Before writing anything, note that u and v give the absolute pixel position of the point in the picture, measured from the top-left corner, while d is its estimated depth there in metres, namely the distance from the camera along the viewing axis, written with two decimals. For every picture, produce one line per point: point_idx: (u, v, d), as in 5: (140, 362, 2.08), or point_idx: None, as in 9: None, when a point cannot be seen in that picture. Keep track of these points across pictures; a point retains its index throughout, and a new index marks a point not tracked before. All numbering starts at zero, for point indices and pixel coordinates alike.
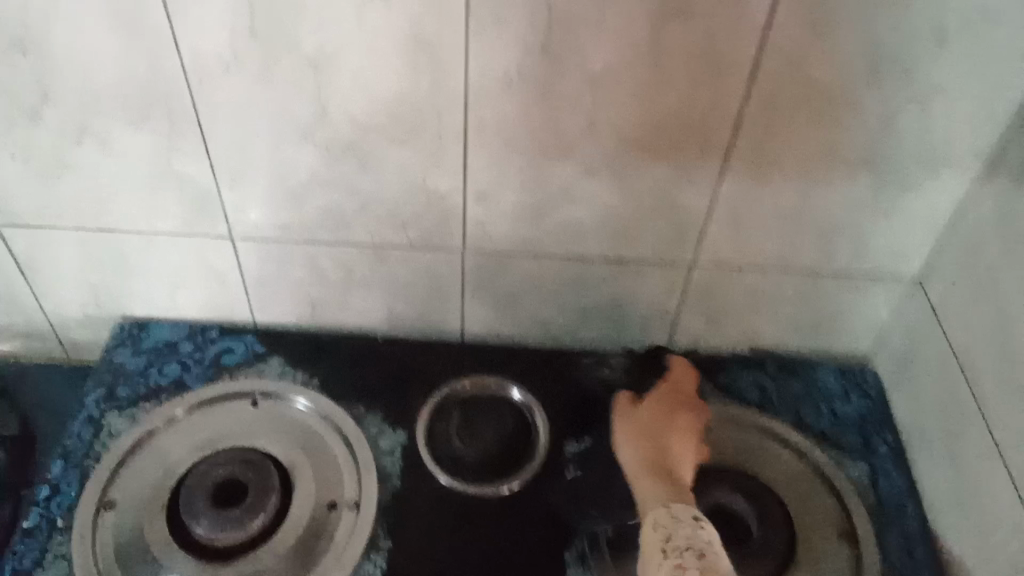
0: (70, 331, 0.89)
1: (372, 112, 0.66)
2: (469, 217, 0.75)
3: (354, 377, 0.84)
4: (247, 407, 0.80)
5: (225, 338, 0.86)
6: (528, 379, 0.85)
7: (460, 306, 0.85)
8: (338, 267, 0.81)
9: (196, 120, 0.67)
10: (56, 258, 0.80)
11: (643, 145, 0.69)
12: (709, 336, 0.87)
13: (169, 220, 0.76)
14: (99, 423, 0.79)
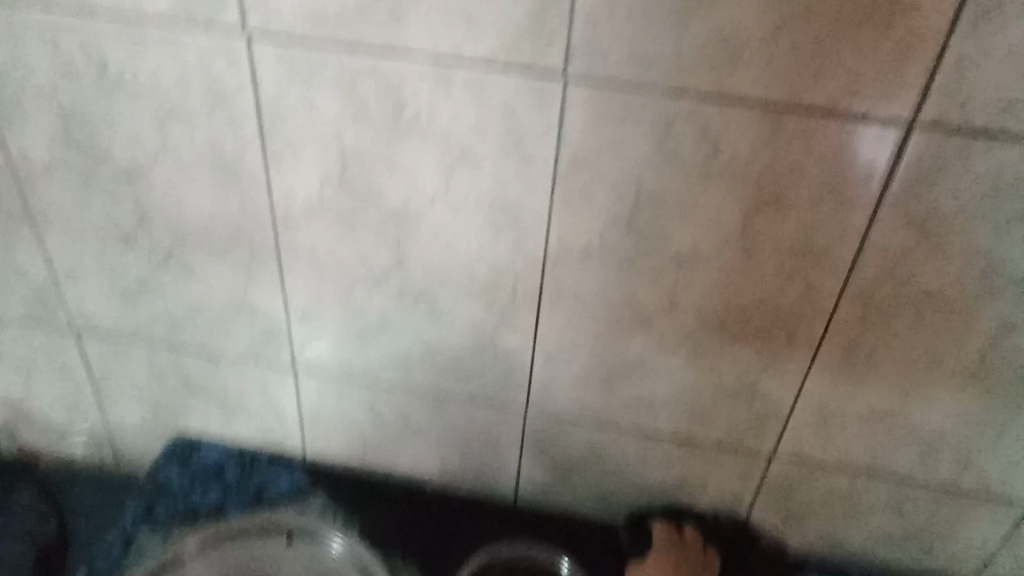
0: (126, 440, 0.89)
1: (448, 267, 0.65)
2: (535, 377, 0.72)
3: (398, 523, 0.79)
4: (280, 543, 0.76)
5: (272, 467, 0.83)
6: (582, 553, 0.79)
7: (517, 466, 0.80)
8: (397, 411, 0.78)
9: (277, 256, 0.67)
10: (128, 371, 0.81)
11: (726, 327, 0.65)
12: (785, 527, 0.80)
13: (237, 345, 0.76)
14: (134, 545, 0.76)
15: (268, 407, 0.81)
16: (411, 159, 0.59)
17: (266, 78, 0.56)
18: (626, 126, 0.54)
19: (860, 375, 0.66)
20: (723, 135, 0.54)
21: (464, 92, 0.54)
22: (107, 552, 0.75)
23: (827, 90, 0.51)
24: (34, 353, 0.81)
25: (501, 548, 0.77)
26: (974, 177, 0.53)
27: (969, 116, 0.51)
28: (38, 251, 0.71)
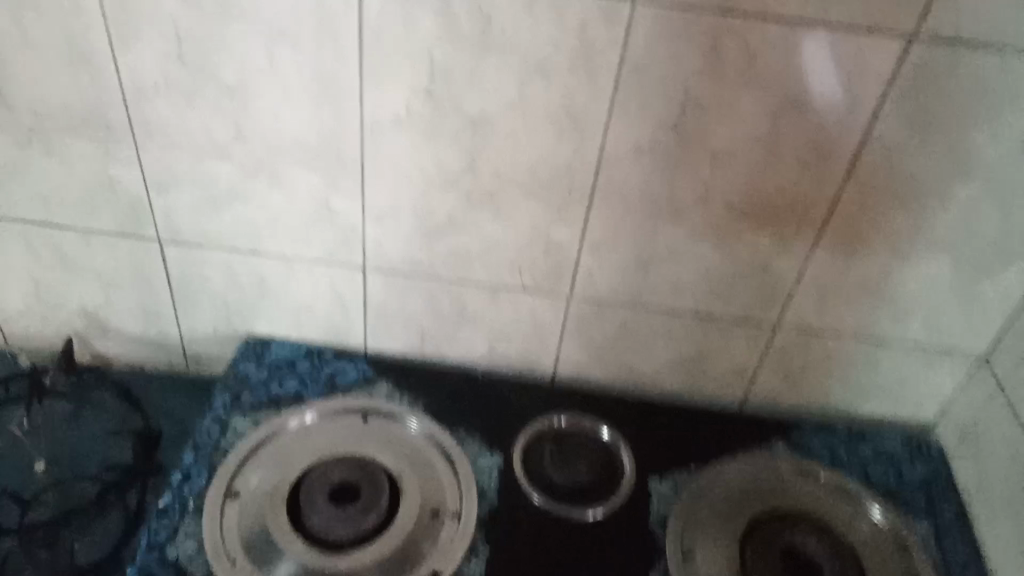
0: (197, 344, 0.97)
1: (515, 168, 0.76)
2: (580, 265, 0.84)
3: (454, 403, 0.90)
4: (357, 421, 0.85)
5: (340, 360, 0.93)
6: (615, 421, 0.89)
7: (558, 348, 0.92)
8: (454, 303, 0.89)
9: (360, 165, 0.77)
10: (207, 277, 0.89)
11: (748, 214, 0.78)
12: (783, 393, 0.94)
13: (313, 248, 0.85)
14: (226, 423, 0.85)
15: (334, 305, 0.90)
16: (492, 73, 0.69)
17: (372, 4, 0.66)
18: (680, 41, 0.66)
19: (856, 253, 0.80)
20: (760, 47, 0.66)
21: (545, 12, 0.65)
22: (206, 428, 0.84)
23: (845, 8, 0.63)
24: (119, 261, 0.89)
25: (558, 420, 0.88)
26: (956, 79, 0.66)
27: (955, 27, 0.64)
28: (135, 165, 0.79)
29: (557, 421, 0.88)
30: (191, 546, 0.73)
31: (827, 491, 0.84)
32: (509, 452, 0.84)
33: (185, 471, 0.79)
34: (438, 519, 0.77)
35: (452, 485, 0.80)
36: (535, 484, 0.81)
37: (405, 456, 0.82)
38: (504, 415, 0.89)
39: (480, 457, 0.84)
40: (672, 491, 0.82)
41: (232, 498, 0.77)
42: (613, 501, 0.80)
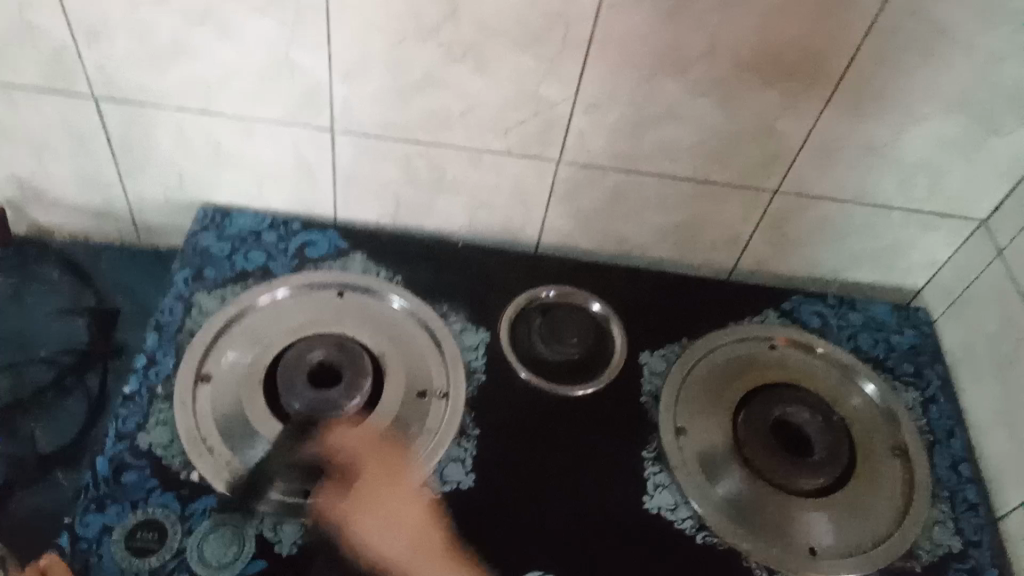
0: (148, 215, 0.88)
1: (501, 17, 0.66)
2: (572, 127, 0.76)
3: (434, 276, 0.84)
4: (333, 297, 0.81)
5: (307, 232, 0.86)
6: (604, 292, 0.85)
7: (543, 217, 0.85)
8: (431, 168, 0.81)
9: (325, 9, 0.66)
10: (153, 139, 0.80)
11: (757, 71, 0.71)
12: (775, 262, 0.90)
13: (273, 108, 0.75)
14: (190, 301, 0.79)
15: (300, 171, 0.82)
16: None
17: None
18: None
19: (868, 112, 0.74)
20: None
21: None
22: (169, 307, 0.78)
23: None
24: (50, 122, 0.78)
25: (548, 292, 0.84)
26: None
27: None
28: (57, 9, 0.68)
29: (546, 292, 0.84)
30: (164, 435, 0.69)
31: (817, 360, 0.83)
32: (495, 327, 0.81)
33: (150, 354, 0.74)
34: (426, 399, 0.74)
35: (437, 362, 0.77)
36: (524, 361, 0.79)
37: (385, 333, 0.78)
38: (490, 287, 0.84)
39: (465, 334, 0.80)
40: (663, 365, 0.80)
41: (205, 381, 0.73)
42: (601, 377, 0.78)
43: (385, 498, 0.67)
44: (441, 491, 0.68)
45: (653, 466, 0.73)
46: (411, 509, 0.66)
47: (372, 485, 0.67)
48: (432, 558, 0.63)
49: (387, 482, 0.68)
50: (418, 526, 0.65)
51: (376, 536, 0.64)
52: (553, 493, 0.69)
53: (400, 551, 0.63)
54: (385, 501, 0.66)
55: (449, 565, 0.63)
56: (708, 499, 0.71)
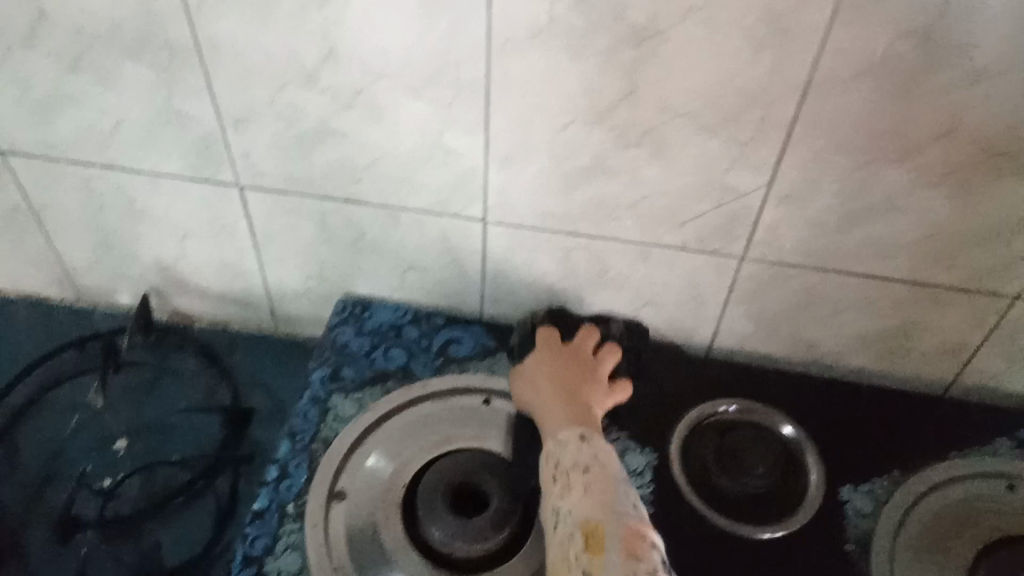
0: (288, 304, 0.83)
1: (688, 95, 0.57)
2: (762, 219, 0.65)
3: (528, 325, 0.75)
4: (479, 405, 0.72)
5: (451, 327, 0.79)
6: (791, 409, 0.73)
7: (719, 315, 0.74)
8: (593, 263, 0.71)
9: (484, 91, 0.59)
10: (296, 228, 0.75)
11: (1005, 156, 0.57)
12: (1005, 379, 0.74)
13: (423, 197, 0.69)
14: (326, 405, 0.72)
15: (448, 262, 0.75)
16: None
17: None
18: None
19: None
20: None
21: None
22: (304, 413, 0.71)
23: None
24: (194, 208, 0.75)
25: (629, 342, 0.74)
26: None
27: None
28: (206, 95, 0.64)
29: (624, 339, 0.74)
30: (294, 563, 0.62)
31: None
32: (663, 448, 0.69)
33: (282, 465, 0.68)
34: None
35: None
36: (698, 488, 0.67)
37: None
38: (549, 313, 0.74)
39: (627, 454, 0.69)
40: (871, 506, 0.66)
41: (339, 500, 0.66)
42: (793, 515, 0.65)
43: (557, 361, 0.64)
44: None
45: None
46: (587, 355, 0.66)
47: (546, 349, 0.66)
48: (575, 413, 0.58)
49: (569, 353, 0.66)
50: (579, 372, 0.63)
51: (534, 365, 0.64)
52: None
53: (545, 394, 0.61)
54: (564, 352, 0.66)
55: (584, 425, 0.57)
56: None
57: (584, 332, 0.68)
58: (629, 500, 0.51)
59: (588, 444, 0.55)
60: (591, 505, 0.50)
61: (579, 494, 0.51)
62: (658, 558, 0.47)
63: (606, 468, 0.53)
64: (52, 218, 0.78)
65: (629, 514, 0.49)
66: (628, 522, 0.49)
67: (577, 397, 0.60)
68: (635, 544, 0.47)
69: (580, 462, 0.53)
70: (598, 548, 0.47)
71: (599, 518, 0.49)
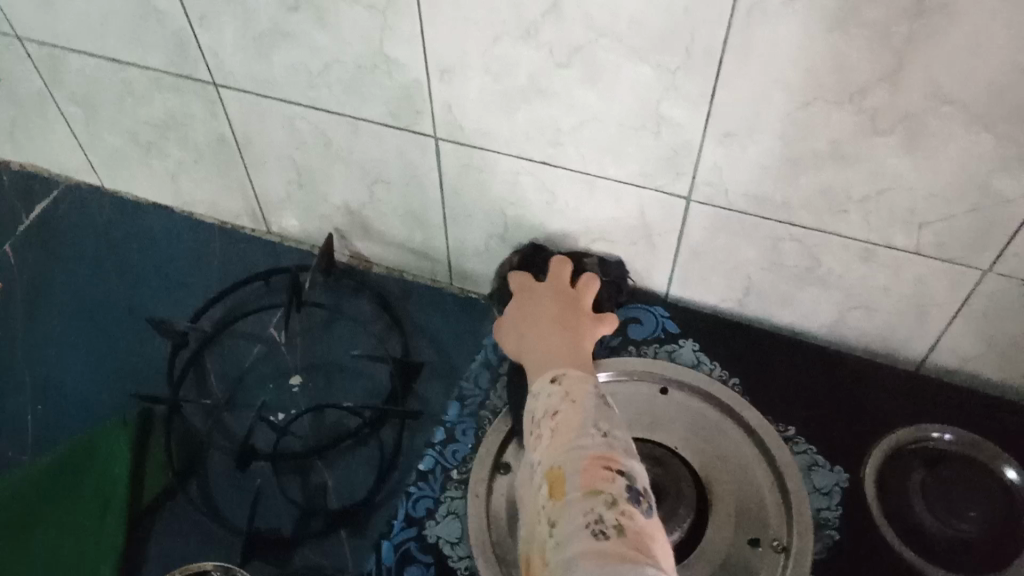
0: (465, 260, 0.83)
1: (964, 82, 0.49)
2: (1023, 231, 0.56)
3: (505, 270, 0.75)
4: (655, 395, 0.68)
5: (632, 306, 0.75)
6: (1017, 447, 0.64)
7: (942, 331, 0.66)
8: (803, 256, 0.65)
9: (718, 60, 0.54)
10: (487, 187, 0.73)
11: None
12: None
13: (626, 167, 0.64)
14: (498, 371, 0.71)
15: (639, 238, 0.71)
16: None
17: None
18: None
19: None
20: None
21: None
22: (475, 377, 0.71)
23: None
24: (388, 156, 0.74)
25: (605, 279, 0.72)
26: None
27: None
28: (418, 43, 0.62)
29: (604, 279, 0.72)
30: (454, 530, 0.61)
31: None
32: (859, 471, 0.63)
33: (449, 428, 0.67)
34: (759, 550, 0.59)
35: (777, 502, 0.62)
36: (894, 520, 0.60)
37: (714, 453, 0.65)
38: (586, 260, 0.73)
39: (815, 470, 0.63)
40: None
41: (504, 472, 0.65)
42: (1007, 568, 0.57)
43: (541, 301, 0.64)
44: None
45: None
46: (569, 291, 0.65)
47: (526, 294, 0.65)
48: (556, 354, 0.57)
49: (551, 291, 0.65)
50: (562, 308, 0.63)
51: (515, 312, 0.63)
52: None
53: (531, 337, 0.60)
54: (540, 289, 0.65)
55: (567, 364, 0.56)
56: None
57: (557, 267, 0.68)
58: (592, 430, 0.48)
59: (560, 385, 0.52)
60: (556, 451, 0.48)
61: (546, 441, 0.49)
62: (621, 484, 0.45)
63: (573, 405, 0.51)
64: (254, 152, 0.80)
65: (591, 444, 0.47)
66: (588, 453, 0.47)
67: (562, 334, 0.60)
68: (595, 476, 0.45)
69: (550, 409, 0.51)
70: (559, 492, 0.45)
71: (561, 459, 0.47)
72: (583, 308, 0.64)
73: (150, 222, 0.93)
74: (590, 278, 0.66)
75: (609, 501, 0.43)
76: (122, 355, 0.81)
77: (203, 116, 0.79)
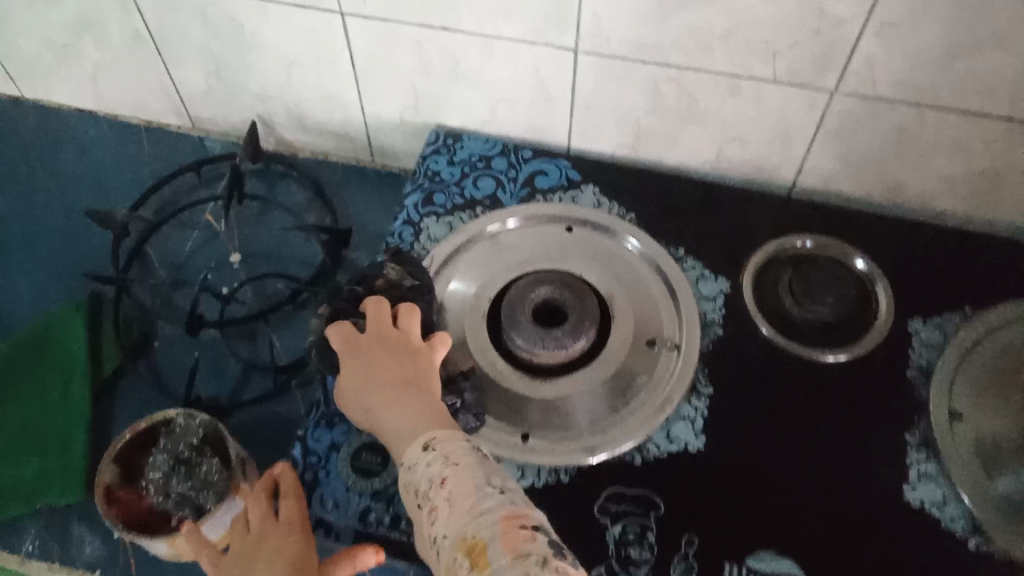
0: (384, 136, 0.89)
1: None
2: (858, 50, 0.65)
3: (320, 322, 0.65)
4: (561, 233, 0.77)
5: (538, 160, 0.82)
6: (869, 245, 0.75)
7: (805, 154, 0.76)
8: (681, 95, 0.73)
9: None
10: (395, 59, 0.78)
11: None
12: None
13: (518, 25, 0.71)
14: (418, 226, 0.77)
15: (537, 94, 0.78)
16: None
17: None
18: None
19: None
20: None
21: None
22: (398, 230, 0.77)
23: None
24: (299, 38, 0.79)
25: (412, 279, 0.65)
26: None
27: None
28: None
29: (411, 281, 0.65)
30: None
31: None
32: (738, 279, 0.73)
33: None
34: (654, 349, 0.70)
35: (669, 309, 0.72)
36: (770, 317, 0.71)
37: (615, 275, 0.73)
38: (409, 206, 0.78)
39: (701, 281, 0.73)
40: (939, 338, 0.69)
41: None
42: (860, 342, 0.69)
43: (374, 365, 0.57)
44: (666, 450, 0.64)
45: (915, 455, 0.63)
46: (393, 333, 0.59)
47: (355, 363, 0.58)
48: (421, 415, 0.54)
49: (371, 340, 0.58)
50: (393, 357, 0.58)
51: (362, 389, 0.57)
52: (781, 476, 0.63)
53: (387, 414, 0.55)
54: (364, 347, 0.58)
55: (430, 423, 0.53)
56: (984, 502, 0.61)
57: (371, 307, 0.61)
58: (491, 491, 0.47)
59: (434, 450, 0.50)
60: (460, 521, 0.45)
61: (446, 516, 0.47)
62: (542, 540, 0.44)
63: (459, 468, 0.49)
64: (170, 46, 0.84)
65: (498, 505, 0.46)
66: (500, 513, 0.45)
67: (404, 389, 0.56)
68: (516, 537, 0.43)
69: (435, 478, 0.48)
70: (482, 559, 0.43)
71: (472, 528, 0.45)
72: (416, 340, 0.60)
73: (77, 127, 0.95)
74: (410, 308, 0.61)
75: (540, 560, 0.42)
76: (65, 249, 0.86)
77: (116, 13, 0.81)
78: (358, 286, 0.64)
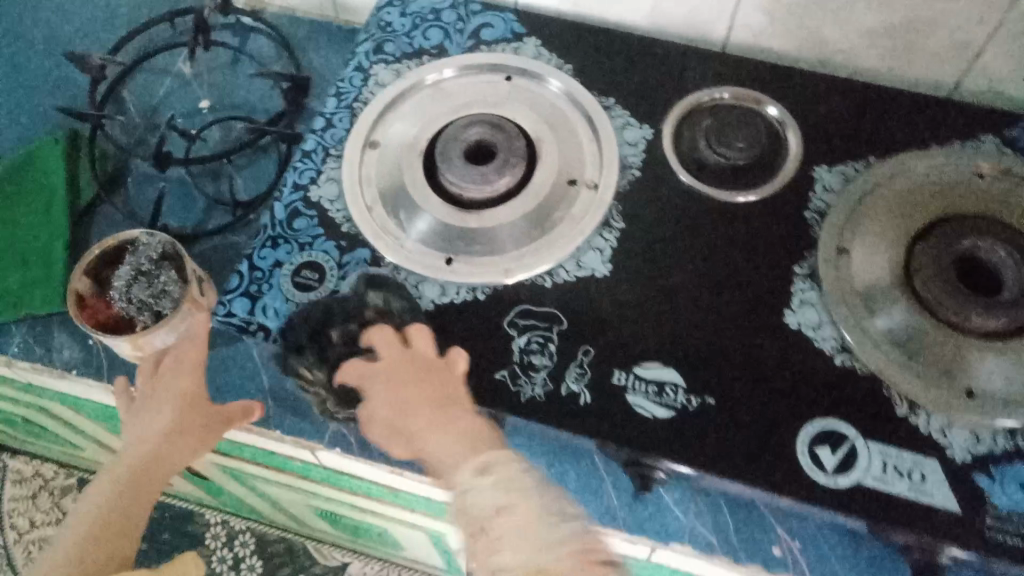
0: None
1: None
2: None
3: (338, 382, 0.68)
4: (501, 81, 0.80)
5: (485, 13, 0.86)
6: (788, 98, 0.79)
7: (735, 6, 0.79)
8: None
9: None
10: None
11: None
12: (1010, 83, 0.77)
13: None
14: (368, 72, 0.82)
15: None
16: None
17: None
18: None
19: None
20: None
21: None
22: (349, 76, 0.82)
23: None
24: None
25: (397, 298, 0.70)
26: None
27: None
28: None
29: (395, 300, 0.70)
30: (332, 191, 0.76)
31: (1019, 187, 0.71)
32: (660, 126, 0.78)
33: (328, 118, 0.80)
34: (575, 187, 0.75)
35: (593, 152, 0.76)
36: (686, 163, 0.76)
37: (546, 120, 0.78)
38: (361, 54, 0.84)
39: (626, 128, 0.78)
40: (839, 183, 0.73)
41: (373, 148, 0.78)
42: (766, 186, 0.74)
43: (404, 389, 0.65)
44: (574, 275, 0.71)
45: (800, 284, 0.69)
46: (404, 352, 0.67)
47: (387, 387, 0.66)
48: (467, 438, 0.62)
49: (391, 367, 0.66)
50: (423, 377, 0.66)
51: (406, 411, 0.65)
52: (676, 301, 0.69)
53: (437, 433, 0.63)
54: (383, 371, 0.66)
55: (480, 446, 0.61)
56: (857, 328, 0.66)
57: (376, 335, 0.68)
58: (553, 518, 0.56)
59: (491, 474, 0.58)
60: (527, 553, 0.54)
61: (506, 548, 0.55)
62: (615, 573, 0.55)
63: (520, 493, 0.56)
64: None
65: (571, 536, 0.55)
66: (578, 543, 0.55)
67: (443, 408, 0.64)
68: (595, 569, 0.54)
69: (495, 505, 0.56)
70: None
71: (542, 560, 0.54)
72: (429, 350, 0.67)
73: None
74: (419, 325, 0.68)
75: None
76: (48, 88, 0.92)
77: None
78: (353, 322, 0.68)
